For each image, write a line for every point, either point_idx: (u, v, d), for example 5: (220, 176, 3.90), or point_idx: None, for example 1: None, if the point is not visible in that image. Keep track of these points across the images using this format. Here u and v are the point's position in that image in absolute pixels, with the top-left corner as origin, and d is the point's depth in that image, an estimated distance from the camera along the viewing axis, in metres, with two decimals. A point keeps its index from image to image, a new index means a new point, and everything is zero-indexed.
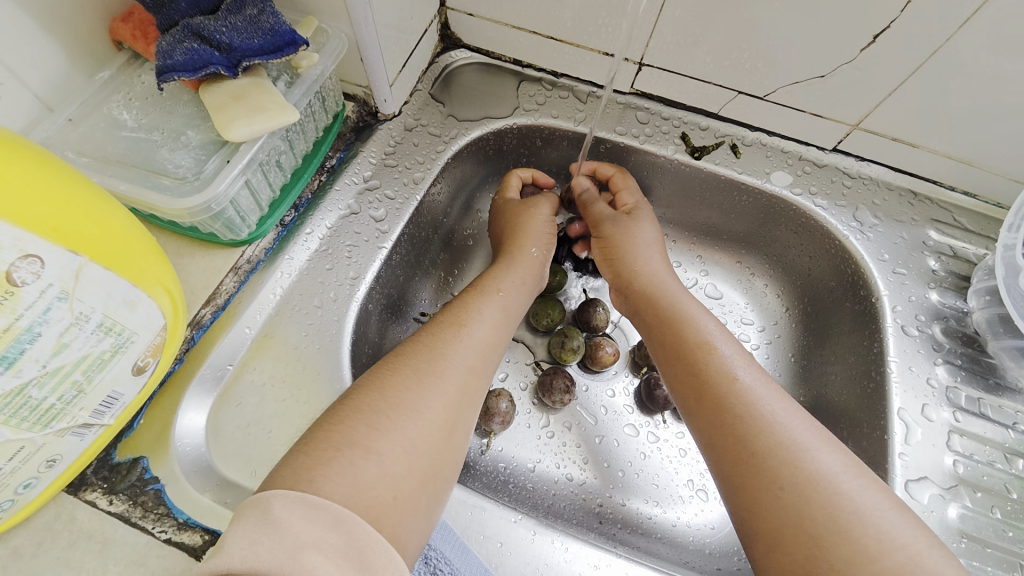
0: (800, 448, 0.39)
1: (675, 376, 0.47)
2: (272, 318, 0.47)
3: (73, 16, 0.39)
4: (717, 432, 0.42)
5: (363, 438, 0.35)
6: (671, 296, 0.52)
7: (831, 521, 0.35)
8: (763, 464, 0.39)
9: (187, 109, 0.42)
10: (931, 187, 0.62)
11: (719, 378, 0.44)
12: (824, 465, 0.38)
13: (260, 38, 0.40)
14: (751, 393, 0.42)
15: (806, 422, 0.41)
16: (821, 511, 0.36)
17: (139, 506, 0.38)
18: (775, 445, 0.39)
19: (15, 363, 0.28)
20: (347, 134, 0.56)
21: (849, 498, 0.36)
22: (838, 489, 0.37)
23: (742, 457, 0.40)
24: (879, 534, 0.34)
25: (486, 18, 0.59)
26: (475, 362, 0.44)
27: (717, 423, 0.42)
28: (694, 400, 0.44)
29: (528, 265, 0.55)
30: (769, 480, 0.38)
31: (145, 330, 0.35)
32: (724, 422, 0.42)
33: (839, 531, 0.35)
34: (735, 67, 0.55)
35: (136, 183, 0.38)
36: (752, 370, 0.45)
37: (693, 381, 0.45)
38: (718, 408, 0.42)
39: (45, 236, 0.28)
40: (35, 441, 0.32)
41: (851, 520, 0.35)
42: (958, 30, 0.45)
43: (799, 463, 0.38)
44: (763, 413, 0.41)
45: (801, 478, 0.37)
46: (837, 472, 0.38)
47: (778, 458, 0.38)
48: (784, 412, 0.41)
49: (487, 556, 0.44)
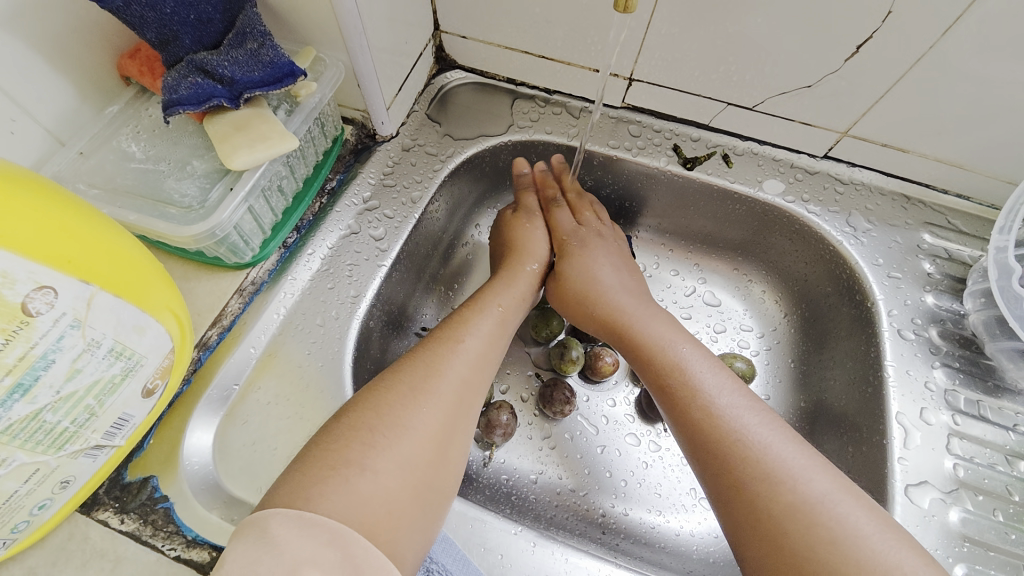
0: (777, 480, 0.39)
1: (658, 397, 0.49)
2: (276, 337, 0.48)
3: (82, 54, 0.41)
4: (703, 453, 0.43)
5: (358, 457, 0.36)
6: (641, 331, 0.52)
7: (810, 552, 0.36)
8: (745, 493, 0.40)
9: (193, 139, 0.44)
10: (924, 191, 0.62)
11: (697, 409, 0.45)
12: (805, 492, 0.38)
13: (260, 71, 0.41)
14: (730, 422, 0.43)
15: (786, 437, 0.42)
16: (800, 541, 0.37)
17: (150, 525, 0.40)
18: (753, 475, 0.40)
19: (31, 389, 0.30)
20: (346, 157, 0.58)
21: (829, 527, 0.37)
22: (819, 514, 0.37)
23: (729, 482, 0.41)
24: (862, 562, 0.35)
25: (479, 40, 0.60)
26: (470, 374, 0.45)
27: (699, 446, 0.44)
28: (678, 424, 0.46)
29: (527, 280, 0.57)
30: (749, 507, 0.39)
31: (154, 353, 0.36)
32: (706, 447, 0.43)
33: (818, 561, 0.36)
34: (723, 79, 0.56)
35: (144, 212, 0.40)
36: (736, 398, 0.45)
37: (675, 407, 0.46)
38: (701, 433, 0.44)
39: (59, 268, 0.29)
40: (49, 463, 0.33)
41: (830, 550, 0.36)
42: (941, 37, 0.46)
43: (776, 495, 0.39)
44: (739, 445, 0.42)
45: (778, 508, 0.38)
46: (819, 499, 0.38)
47: (758, 490, 0.39)
48: (766, 440, 0.42)
49: (488, 568, 0.45)
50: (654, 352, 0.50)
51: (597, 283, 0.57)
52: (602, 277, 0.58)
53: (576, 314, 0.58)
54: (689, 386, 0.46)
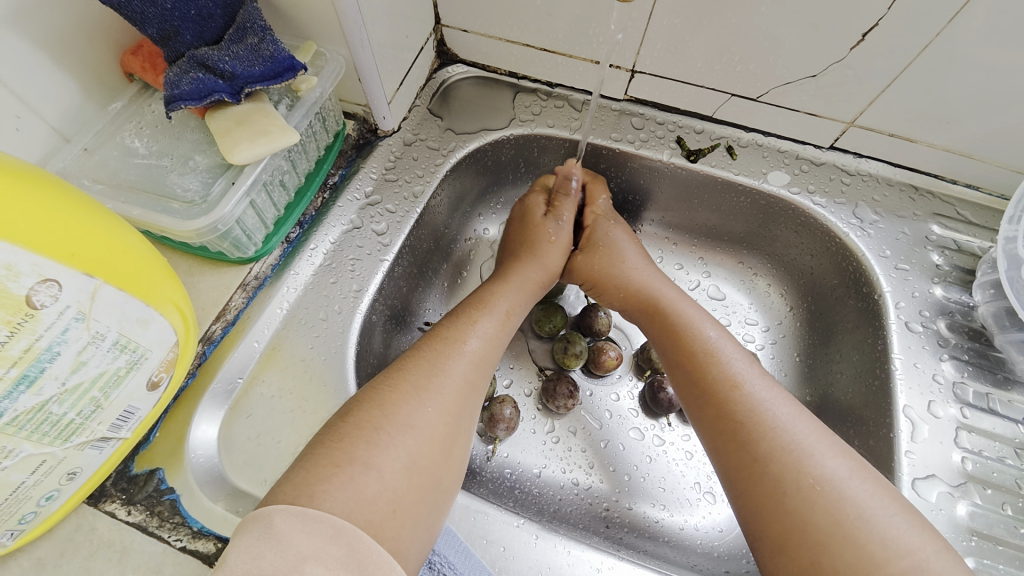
0: (804, 453, 0.39)
1: (681, 384, 0.48)
2: (279, 331, 0.49)
3: (86, 51, 0.41)
4: (723, 438, 0.43)
5: (363, 455, 0.36)
6: (668, 303, 0.53)
7: (837, 527, 0.36)
8: (767, 470, 0.39)
9: (195, 134, 0.44)
10: (931, 182, 0.61)
11: (721, 388, 0.45)
12: (830, 470, 0.38)
13: (261, 65, 0.41)
14: (756, 396, 0.43)
15: (814, 426, 0.42)
16: (826, 516, 0.36)
17: (156, 516, 0.40)
18: (777, 449, 0.40)
19: (37, 381, 0.30)
20: (348, 151, 0.58)
21: (855, 504, 0.37)
22: (843, 494, 0.37)
23: (746, 470, 0.40)
24: (885, 541, 0.35)
25: (480, 33, 0.60)
26: (473, 374, 0.45)
27: (720, 431, 0.43)
28: (700, 412, 0.46)
29: (534, 282, 0.56)
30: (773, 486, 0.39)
31: (158, 347, 0.36)
32: (730, 427, 0.43)
33: (844, 537, 0.35)
34: (726, 70, 0.56)
35: (148, 207, 0.40)
36: (758, 373, 0.46)
37: (698, 389, 0.46)
38: (724, 414, 0.44)
39: (63, 261, 0.30)
40: (56, 454, 0.33)
41: (857, 526, 0.36)
42: (949, 24, 0.45)
43: (804, 469, 0.39)
44: (767, 418, 0.42)
45: (806, 483, 0.38)
46: (844, 478, 0.38)
47: (782, 465, 0.39)
48: (791, 416, 0.42)
49: (491, 560, 0.45)
50: (677, 339, 0.50)
51: (625, 253, 0.58)
52: (628, 250, 0.59)
53: (601, 289, 0.59)
54: (715, 360, 0.47)
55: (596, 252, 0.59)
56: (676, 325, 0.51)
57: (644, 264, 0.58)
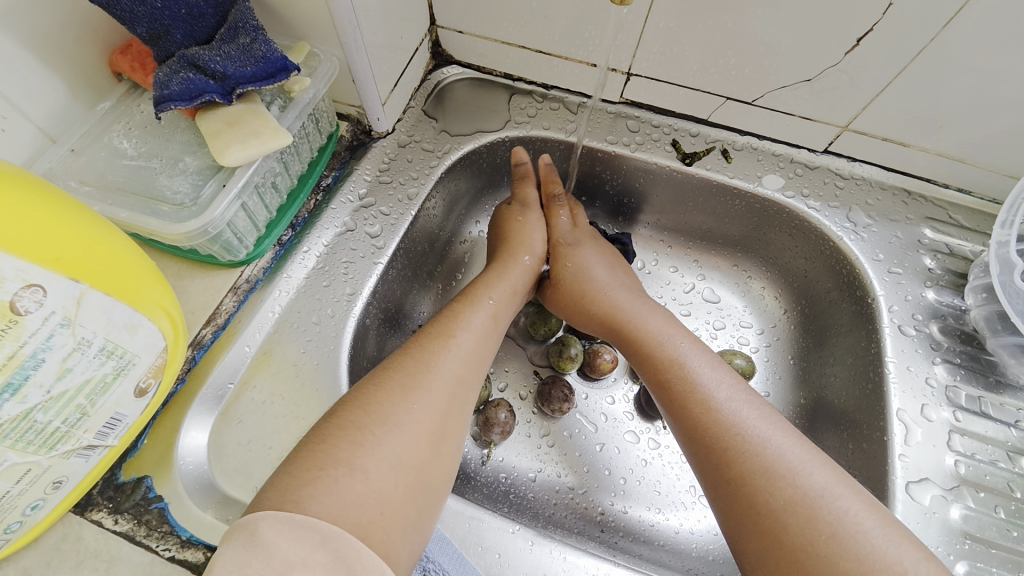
0: (777, 474, 0.39)
1: (659, 399, 0.48)
2: (271, 336, 0.48)
3: (73, 50, 0.41)
4: (700, 458, 0.43)
5: (348, 457, 0.36)
6: (638, 326, 0.53)
7: (811, 547, 0.36)
8: (744, 487, 0.40)
9: (185, 135, 0.43)
10: (924, 186, 0.62)
11: (695, 405, 0.45)
12: (806, 487, 0.38)
13: (253, 65, 0.41)
14: (729, 416, 0.43)
15: (792, 440, 0.41)
16: (800, 536, 0.36)
17: (144, 525, 0.39)
18: (751, 470, 0.40)
19: (20, 388, 0.29)
20: (342, 153, 0.57)
21: (830, 521, 0.36)
22: (817, 512, 0.37)
23: (727, 484, 0.41)
24: (861, 557, 0.35)
25: (475, 34, 0.60)
26: (462, 371, 0.45)
27: (695, 450, 0.44)
28: (677, 431, 0.46)
29: (521, 276, 0.56)
30: (748, 504, 0.39)
31: (146, 352, 0.36)
32: (705, 448, 0.43)
33: (818, 555, 0.35)
34: (722, 73, 0.56)
35: (136, 210, 0.40)
36: (735, 391, 0.45)
37: (674, 406, 0.46)
38: (700, 430, 0.44)
39: (48, 265, 0.29)
40: (41, 463, 0.33)
41: (831, 545, 0.35)
42: (943, 29, 0.45)
43: (776, 489, 0.38)
44: (738, 441, 0.41)
45: (778, 503, 0.38)
46: (819, 494, 0.38)
47: (757, 484, 0.39)
48: (765, 434, 0.41)
49: (485, 567, 0.44)
50: (651, 358, 0.50)
51: (591, 278, 0.58)
52: (595, 272, 0.58)
53: (572, 316, 0.59)
54: (686, 379, 0.46)
55: (561, 284, 0.59)
56: (648, 346, 0.51)
57: (616, 285, 0.57)
